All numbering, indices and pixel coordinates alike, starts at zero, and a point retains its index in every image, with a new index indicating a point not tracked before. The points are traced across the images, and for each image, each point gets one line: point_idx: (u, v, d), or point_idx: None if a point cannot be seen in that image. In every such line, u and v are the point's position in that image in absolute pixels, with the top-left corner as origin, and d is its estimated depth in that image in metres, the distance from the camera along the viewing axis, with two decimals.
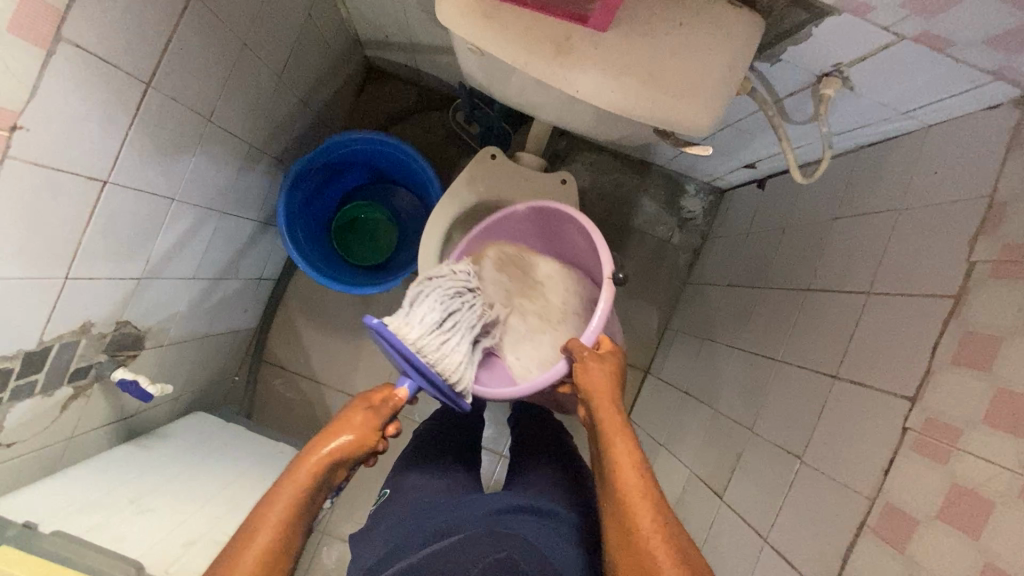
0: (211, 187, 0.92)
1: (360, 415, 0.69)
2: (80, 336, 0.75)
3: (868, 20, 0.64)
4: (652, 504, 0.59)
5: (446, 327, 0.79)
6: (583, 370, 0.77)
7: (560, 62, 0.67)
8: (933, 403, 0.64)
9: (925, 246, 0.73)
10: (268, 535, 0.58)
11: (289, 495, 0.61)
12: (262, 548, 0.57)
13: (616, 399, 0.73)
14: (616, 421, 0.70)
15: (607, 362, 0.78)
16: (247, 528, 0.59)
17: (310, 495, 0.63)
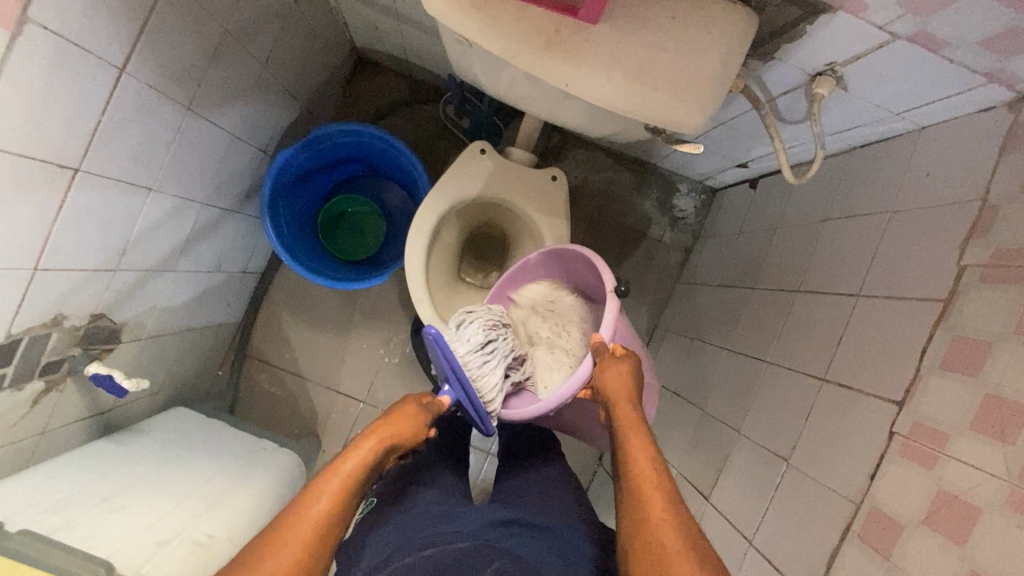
0: (191, 177, 0.89)
1: (415, 407, 0.70)
2: (50, 329, 0.73)
3: (863, 18, 0.63)
4: (663, 490, 0.58)
5: (486, 350, 0.85)
6: (602, 371, 0.77)
7: (550, 55, 0.66)
8: (921, 408, 0.63)
9: (915, 248, 0.73)
10: (325, 505, 0.56)
11: (349, 471, 0.59)
12: (319, 519, 0.54)
13: (634, 399, 0.73)
14: (632, 421, 0.69)
15: (628, 365, 0.77)
16: (304, 497, 0.56)
17: (365, 475, 0.61)
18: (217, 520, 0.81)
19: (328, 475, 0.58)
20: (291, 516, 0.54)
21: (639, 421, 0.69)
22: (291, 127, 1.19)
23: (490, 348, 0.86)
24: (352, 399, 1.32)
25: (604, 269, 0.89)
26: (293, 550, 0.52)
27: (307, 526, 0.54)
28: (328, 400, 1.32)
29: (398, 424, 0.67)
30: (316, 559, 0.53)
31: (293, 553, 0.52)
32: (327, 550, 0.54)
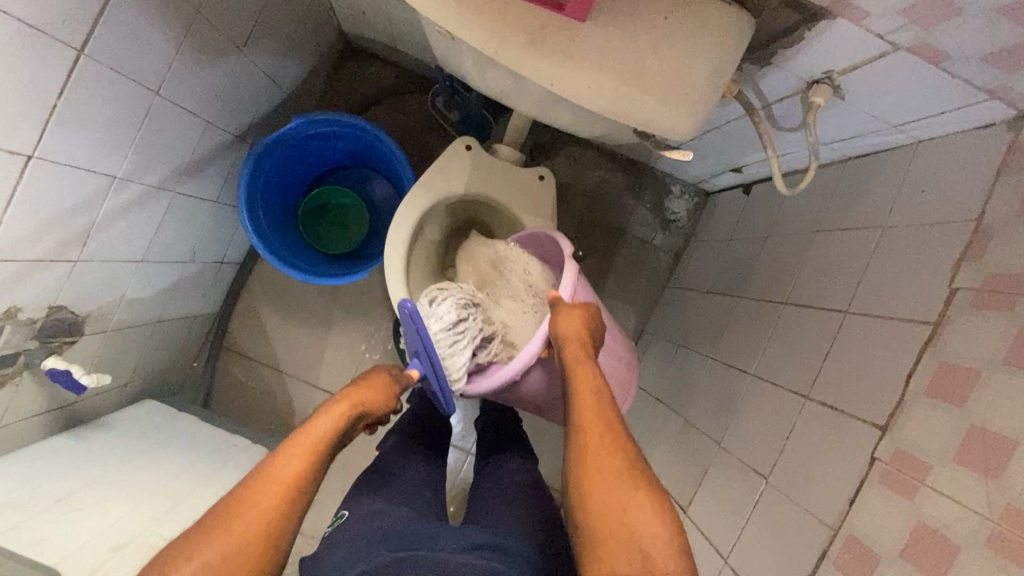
0: (160, 164, 0.86)
1: (383, 376, 0.74)
2: (4, 322, 0.70)
3: (864, 26, 0.60)
4: (612, 431, 0.61)
5: (457, 329, 0.88)
6: (559, 319, 0.79)
7: (534, 52, 0.62)
8: (904, 434, 0.62)
9: (907, 267, 0.70)
10: (295, 466, 0.58)
11: (318, 433, 0.62)
12: (288, 479, 0.56)
13: (589, 346, 0.75)
14: (585, 364, 0.72)
15: (584, 311, 0.80)
16: (274, 457, 0.58)
17: (337, 438, 0.63)
18: (179, 523, 0.78)
19: (299, 437, 0.60)
20: (261, 475, 0.56)
21: (592, 365, 0.72)
22: (273, 114, 1.15)
23: (461, 327, 0.88)
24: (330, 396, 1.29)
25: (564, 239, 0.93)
26: (265, 507, 0.54)
27: (277, 484, 0.56)
28: (305, 396, 1.29)
29: (367, 392, 0.71)
30: (288, 514, 0.55)
31: (263, 511, 0.54)
32: (298, 507, 0.56)
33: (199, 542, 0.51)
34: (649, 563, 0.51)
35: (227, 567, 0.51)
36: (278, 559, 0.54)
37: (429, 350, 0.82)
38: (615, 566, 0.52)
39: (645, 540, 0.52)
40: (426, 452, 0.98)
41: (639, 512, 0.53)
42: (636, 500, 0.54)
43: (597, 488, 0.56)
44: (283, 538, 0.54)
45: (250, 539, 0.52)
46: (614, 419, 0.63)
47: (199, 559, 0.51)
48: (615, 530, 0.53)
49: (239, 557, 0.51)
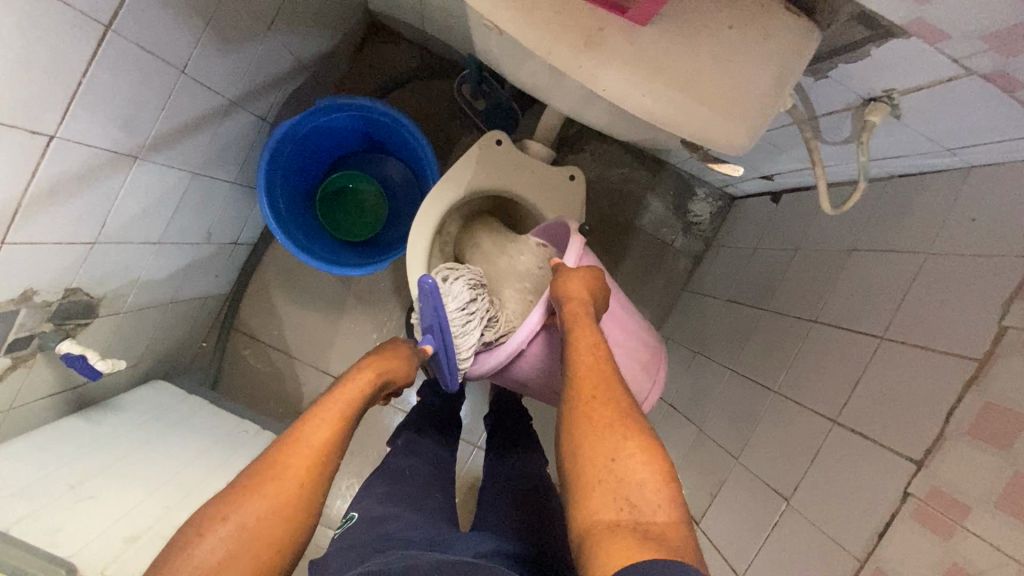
0: (182, 146, 0.83)
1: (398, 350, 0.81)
2: (20, 305, 0.68)
3: (937, 48, 0.57)
4: (607, 387, 0.61)
5: (469, 310, 0.87)
6: (563, 279, 0.77)
7: (588, 55, 0.59)
8: (941, 472, 0.61)
9: (950, 299, 0.69)
10: (324, 431, 0.61)
11: (341, 400, 0.66)
12: (318, 443, 0.59)
13: (590, 305, 0.74)
14: (584, 321, 0.71)
15: (586, 270, 0.78)
16: (302, 424, 0.61)
17: (359, 406, 0.68)
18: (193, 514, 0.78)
19: (325, 404, 0.64)
20: (292, 440, 0.59)
21: (592, 323, 0.71)
22: (295, 93, 1.11)
23: (473, 308, 0.87)
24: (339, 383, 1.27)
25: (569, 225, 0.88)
26: (297, 470, 0.57)
27: (307, 448, 0.59)
28: (314, 382, 1.27)
29: (384, 363, 0.77)
30: (319, 477, 0.58)
31: (296, 475, 0.56)
32: (328, 470, 0.59)
33: (234, 504, 0.53)
34: (638, 515, 0.50)
35: (264, 528, 0.53)
36: (310, 521, 0.56)
37: (440, 325, 0.86)
38: (603, 516, 0.51)
39: (633, 491, 0.52)
40: (438, 451, 0.97)
41: (628, 464, 0.53)
42: (626, 451, 0.54)
43: (589, 440, 0.57)
44: (313, 502, 0.56)
45: (284, 500, 0.54)
46: (612, 376, 0.63)
47: (235, 521, 0.52)
48: (604, 481, 0.53)
49: (274, 517, 0.53)
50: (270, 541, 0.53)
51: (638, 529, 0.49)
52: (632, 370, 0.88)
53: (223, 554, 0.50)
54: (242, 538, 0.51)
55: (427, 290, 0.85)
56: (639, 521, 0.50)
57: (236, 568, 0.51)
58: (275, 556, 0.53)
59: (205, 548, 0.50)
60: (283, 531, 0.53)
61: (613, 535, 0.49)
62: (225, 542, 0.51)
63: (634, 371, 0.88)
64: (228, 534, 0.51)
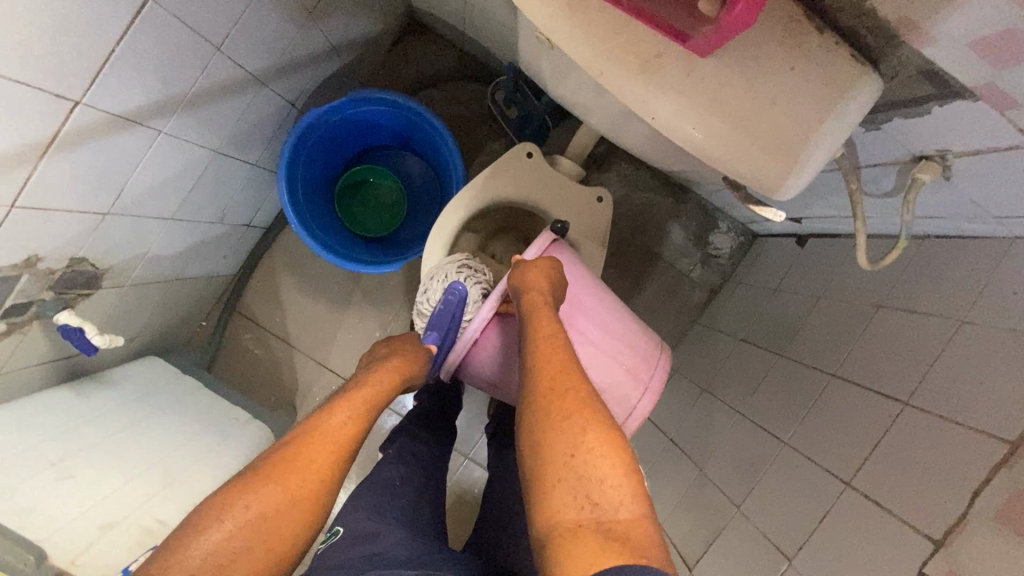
0: (208, 123, 0.80)
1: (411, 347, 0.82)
2: (22, 271, 0.65)
3: (1005, 115, 0.54)
4: (567, 379, 0.61)
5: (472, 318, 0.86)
6: (521, 271, 0.76)
7: (643, 80, 0.57)
8: (962, 557, 0.58)
9: (983, 374, 0.66)
10: (345, 429, 0.63)
11: (366, 397, 0.68)
12: (341, 441, 0.62)
13: (547, 295, 0.73)
14: (544, 312, 0.70)
15: (543, 261, 0.77)
16: (327, 417, 0.63)
17: (379, 407, 0.70)
18: (174, 504, 0.77)
19: (351, 400, 0.66)
20: (314, 432, 0.61)
21: (550, 313, 0.70)
22: (328, 81, 1.09)
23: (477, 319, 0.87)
24: (336, 378, 1.24)
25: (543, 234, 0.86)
26: (317, 464, 0.59)
27: (329, 443, 0.61)
28: (311, 375, 1.24)
29: (401, 362, 0.78)
30: (334, 473, 0.60)
31: (316, 469, 0.58)
32: (342, 468, 0.61)
33: (255, 491, 0.55)
34: (601, 512, 0.51)
35: (281, 518, 0.55)
36: (320, 518, 0.58)
37: (452, 328, 0.87)
38: (566, 518, 0.51)
39: (594, 488, 0.52)
40: (431, 463, 0.94)
41: (589, 458, 0.53)
42: (585, 445, 0.54)
43: (548, 435, 0.56)
44: (327, 498, 0.59)
45: (301, 494, 0.57)
46: (574, 368, 0.62)
47: (254, 509, 0.54)
48: (565, 478, 0.53)
49: (290, 510, 0.56)
50: (282, 534, 0.55)
51: (600, 529, 0.50)
52: (617, 377, 0.83)
53: (239, 542, 0.53)
54: (257, 526, 0.53)
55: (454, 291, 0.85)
56: (602, 520, 0.50)
57: (247, 558, 0.53)
58: (284, 548, 0.55)
59: (222, 534, 0.52)
60: (297, 525, 0.55)
61: (576, 537, 0.49)
62: (241, 529, 0.53)
63: (618, 377, 0.84)
64: (246, 521, 0.53)
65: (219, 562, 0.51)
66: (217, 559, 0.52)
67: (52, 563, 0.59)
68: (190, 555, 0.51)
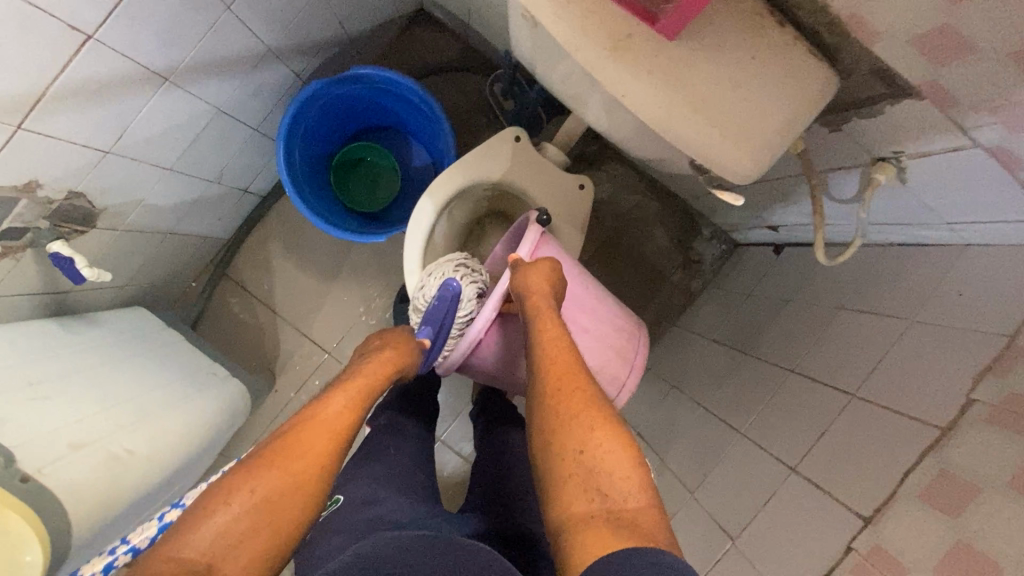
0: (214, 80, 0.85)
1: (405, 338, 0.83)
2: (22, 195, 0.69)
3: (948, 116, 0.58)
4: (575, 381, 0.63)
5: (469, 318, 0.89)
6: (523, 273, 0.78)
7: (616, 59, 0.61)
8: (887, 532, 0.61)
9: (923, 368, 0.69)
10: (344, 417, 0.63)
11: (362, 386, 0.69)
12: (339, 429, 0.62)
13: (551, 297, 0.75)
14: (548, 316, 0.72)
15: (545, 263, 0.78)
16: (325, 405, 0.63)
17: (376, 395, 0.71)
18: (143, 437, 0.80)
19: (347, 388, 0.67)
20: (314, 419, 0.61)
21: (554, 316, 0.72)
22: (333, 58, 1.13)
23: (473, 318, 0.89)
24: (318, 349, 1.28)
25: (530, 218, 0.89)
26: (318, 451, 0.59)
27: (329, 430, 0.61)
28: (294, 343, 1.28)
29: (397, 353, 0.79)
30: (336, 458, 0.60)
31: (316, 456, 0.59)
32: (343, 453, 0.62)
33: (258, 475, 0.55)
34: (610, 503, 0.53)
35: (285, 502, 0.55)
36: (323, 501, 0.58)
37: (445, 326, 0.88)
38: (576, 508, 0.54)
39: (604, 480, 0.54)
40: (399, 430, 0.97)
41: (597, 452, 0.56)
42: (594, 442, 0.57)
43: (558, 434, 0.59)
44: (327, 486, 0.59)
45: (304, 477, 0.57)
46: (580, 370, 0.65)
47: (259, 493, 0.54)
48: (576, 472, 0.56)
49: (294, 495, 0.56)
50: (288, 518, 0.55)
51: (610, 517, 0.52)
52: (606, 357, 0.87)
53: (246, 525, 0.53)
54: (263, 508, 0.54)
55: (450, 291, 0.87)
56: (612, 509, 0.53)
57: (253, 542, 0.53)
58: (289, 531, 0.55)
59: (228, 517, 0.52)
60: (300, 508, 0.56)
61: (588, 526, 0.52)
62: (247, 512, 0.53)
63: (608, 359, 0.87)
64: (250, 504, 0.53)
65: (227, 544, 0.52)
66: (225, 541, 0.52)
67: (18, 469, 0.62)
68: (197, 539, 0.51)
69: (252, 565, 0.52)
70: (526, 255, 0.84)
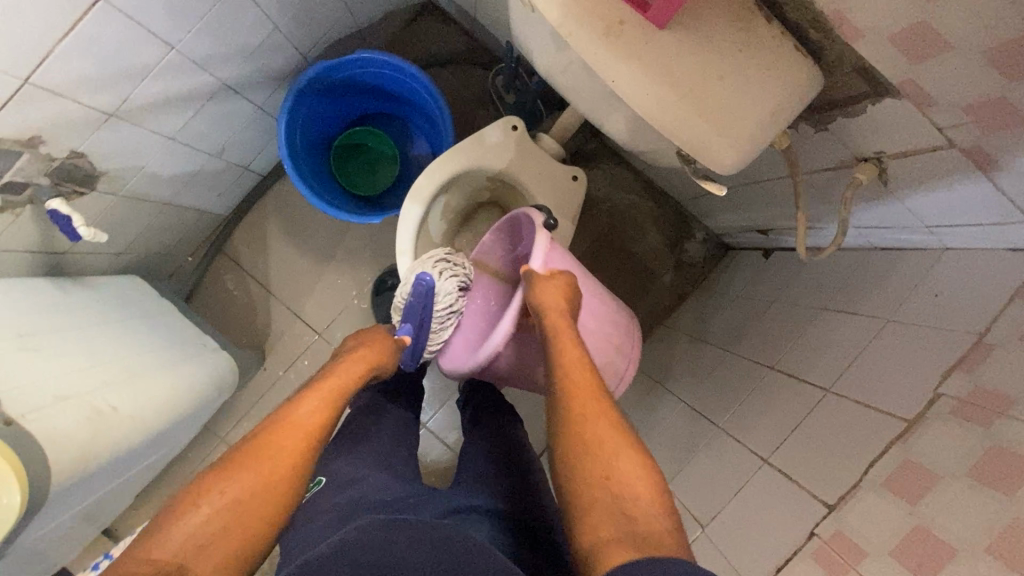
0: (220, 53, 0.86)
1: (384, 338, 0.82)
2: (25, 150, 0.71)
3: (926, 116, 0.60)
4: (597, 403, 0.62)
5: (451, 310, 0.92)
6: (539, 289, 0.76)
7: (607, 44, 0.63)
8: (851, 519, 0.62)
9: (893, 363, 0.70)
10: (315, 417, 0.65)
11: (334, 388, 0.69)
12: (311, 428, 0.63)
13: (566, 315, 0.74)
14: (567, 336, 0.71)
15: (560, 280, 0.78)
16: (297, 407, 0.65)
17: (349, 395, 0.70)
18: (128, 396, 0.81)
19: (317, 390, 0.68)
20: (285, 421, 0.63)
21: (572, 335, 0.71)
22: (339, 42, 1.16)
23: (454, 309, 0.93)
24: (309, 329, 1.29)
25: (536, 214, 0.88)
26: (288, 452, 0.61)
27: (300, 431, 0.63)
28: (285, 322, 1.30)
29: (373, 351, 0.78)
30: (307, 458, 0.62)
31: (286, 457, 0.61)
32: (314, 453, 0.63)
33: (228, 478, 0.58)
34: (638, 527, 0.52)
35: (254, 502, 0.58)
36: (294, 501, 0.60)
37: (426, 320, 0.90)
38: (602, 534, 0.52)
39: (631, 504, 0.54)
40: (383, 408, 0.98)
41: (623, 476, 0.55)
42: (618, 467, 0.56)
43: (583, 457, 0.58)
44: (299, 484, 0.61)
45: (272, 479, 0.59)
46: (602, 390, 0.64)
47: (229, 495, 0.57)
48: (601, 497, 0.55)
49: (264, 495, 0.59)
50: (257, 519, 0.58)
51: (638, 541, 0.51)
52: (608, 354, 0.89)
53: (216, 525, 0.56)
54: (232, 509, 0.57)
55: (426, 285, 0.90)
56: (639, 533, 0.51)
57: (225, 539, 0.56)
58: (260, 531, 0.58)
59: (199, 518, 0.55)
60: (269, 509, 0.58)
61: (616, 549, 0.50)
62: (218, 513, 0.56)
63: (610, 354, 0.89)
64: (220, 506, 0.56)
65: (199, 544, 0.55)
66: (198, 540, 0.55)
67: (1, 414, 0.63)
68: (170, 539, 0.54)
69: (225, 563, 0.55)
70: (539, 267, 0.81)
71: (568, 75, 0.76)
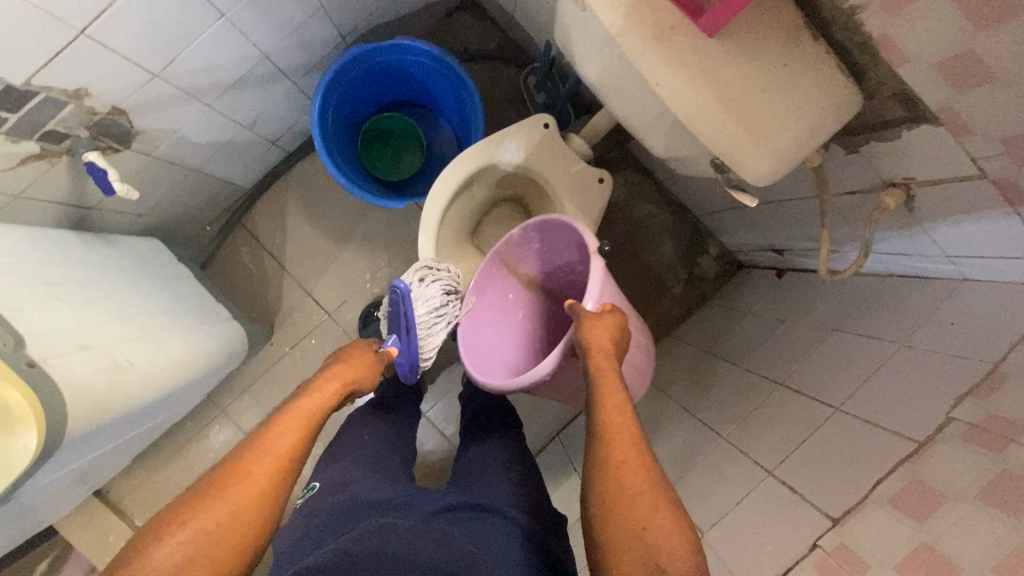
0: (266, 25, 0.88)
1: (366, 355, 0.77)
2: (70, 100, 0.72)
3: (961, 144, 0.61)
4: (636, 450, 0.59)
5: (438, 313, 0.94)
6: (588, 326, 0.74)
7: (654, 48, 0.64)
8: (855, 533, 0.63)
9: (905, 385, 0.71)
10: (287, 441, 0.61)
11: (309, 409, 0.65)
12: (281, 453, 0.59)
13: (612, 355, 0.72)
14: (612, 377, 0.68)
15: (608, 318, 0.75)
16: (266, 433, 0.61)
17: (327, 415, 0.66)
18: (144, 354, 0.82)
19: (291, 412, 0.63)
20: (256, 448, 0.59)
21: (618, 377, 0.68)
22: (378, 27, 1.17)
23: (442, 312, 0.94)
24: (319, 309, 1.30)
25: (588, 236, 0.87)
26: (256, 480, 0.57)
27: (272, 456, 0.59)
28: (296, 300, 1.30)
29: (353, 369, 0.73)
30: (282, 483, 0.59)
31: (254, 487, 0.57)
32: (289, 477, 0.59)
33: (192, 511, 0.54)
34: None
35: (223, 533, 0.54)
36: (266, 528, 0.57)
37: (409, 327, 0.92)
38: None
39: (663, 557, 0.51)
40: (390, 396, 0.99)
41: (659, 531, 0.53)
42: (654, 520, 0.53)
43: (620, 508, 0.55)
44: (273, 511, 0.57)
45: (243, 507, 0.55)
46: (642, 437, 0.60)
47: (192, 529, 0.53)
48: (633, 547, 0.53)
49: (230, 527, 0.54)
50: (225, 552, 0.54)
51: None
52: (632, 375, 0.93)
53: (183, 558, 0.52)
54: (198, 542, 0.53)
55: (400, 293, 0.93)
56: None
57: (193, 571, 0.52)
58: (229, 564, 0.54)
59: (162, 553, 0.52)
60: (238, 540, 0.54)
61: None
62: (183, 547, 0.52)
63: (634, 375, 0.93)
64: (183, 540, 0.52)
65: None
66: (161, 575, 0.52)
67: (26, 355, 0.64)
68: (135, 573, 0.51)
69: None
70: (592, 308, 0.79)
71: (610, 76, 0.78)
